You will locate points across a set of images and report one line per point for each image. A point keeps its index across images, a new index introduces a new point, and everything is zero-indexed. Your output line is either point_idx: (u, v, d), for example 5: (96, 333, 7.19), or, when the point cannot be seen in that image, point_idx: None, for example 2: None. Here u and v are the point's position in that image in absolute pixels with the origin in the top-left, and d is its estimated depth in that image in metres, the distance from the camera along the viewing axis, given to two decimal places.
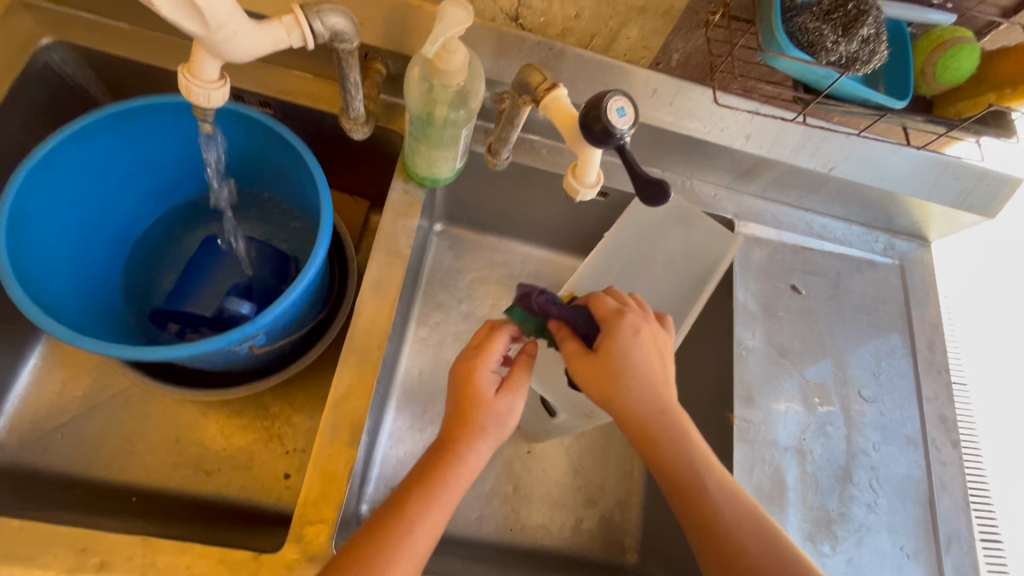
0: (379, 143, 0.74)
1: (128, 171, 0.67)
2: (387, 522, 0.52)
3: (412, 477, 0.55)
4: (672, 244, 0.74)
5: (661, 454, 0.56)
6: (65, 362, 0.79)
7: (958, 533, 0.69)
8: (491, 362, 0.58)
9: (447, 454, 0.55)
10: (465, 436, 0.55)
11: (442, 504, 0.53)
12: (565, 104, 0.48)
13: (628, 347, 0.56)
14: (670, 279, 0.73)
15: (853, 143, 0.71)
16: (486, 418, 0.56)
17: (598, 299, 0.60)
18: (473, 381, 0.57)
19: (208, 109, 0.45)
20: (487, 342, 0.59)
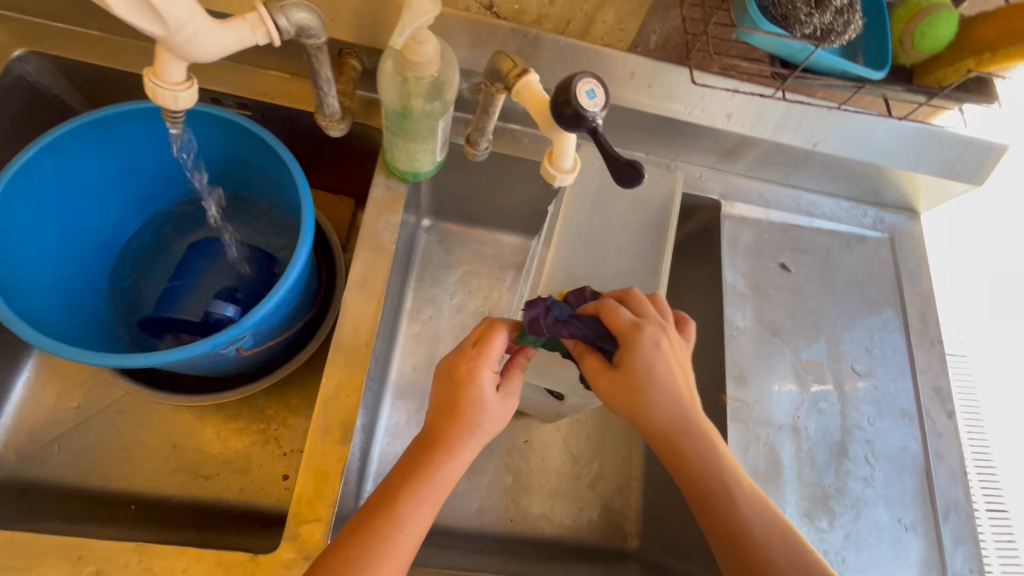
0: (360, 140, 0.74)
1: (109, 179, 0.67)
2: (379, 518, 0.51)
3: (396, 474, 0.54)
4: (622, 209, 0.70)
5: (689, 467, 0.54)
6: (57, 374, 0.78)
7: (955, 503, 0.69)
8: (490, 362, 0.56)
9: (434, 449, 0.54)
10: (455, 432, 0.54)
11: (431, 499, 0.53)
12: (537, 90, 0.48)
13: (652, 364, 0.53)
14: (633, 239, 0.68)
15: (836, 116, 0.71)
16: (482, 416, 0.55)
17: (614, 310, 0.53)
18: (472, 383, 0.55)
19: (177, 111, 0.44)
20: (488, 342, 0.56)
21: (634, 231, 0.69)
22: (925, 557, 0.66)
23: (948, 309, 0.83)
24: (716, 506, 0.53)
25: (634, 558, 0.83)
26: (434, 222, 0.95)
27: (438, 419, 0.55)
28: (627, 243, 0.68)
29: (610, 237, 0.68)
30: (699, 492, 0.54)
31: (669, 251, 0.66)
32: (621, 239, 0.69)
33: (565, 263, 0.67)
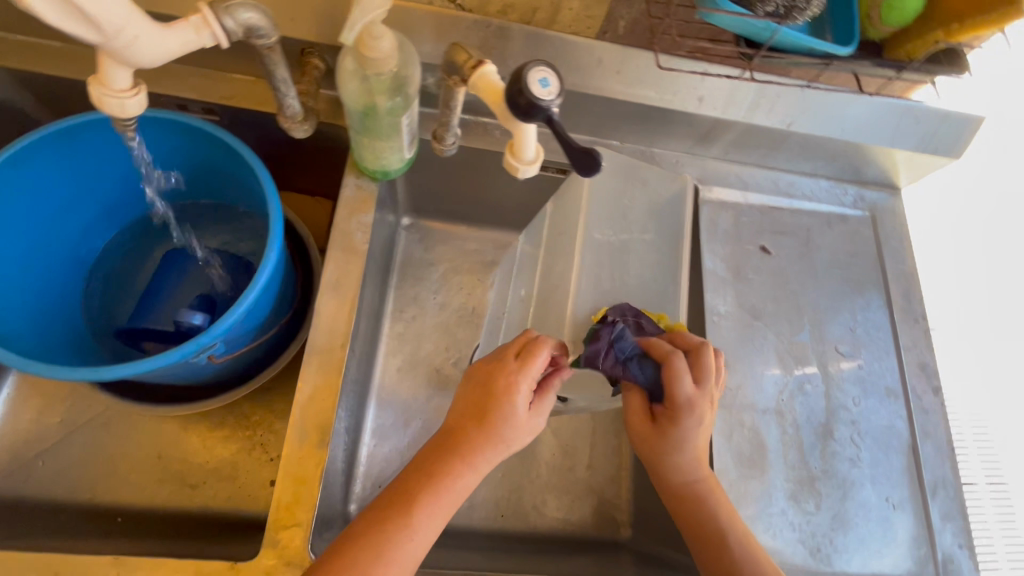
0: (329, 140, 0.73)
1: (77, 192, 0.66)
2: (392, 522, 0.51)
3: (411, 482, 0.54)
4: (638, 219, 0.71)
5: (691, 511, 0.59)
6: (39, 390, 0.78)
7: (943, 480, 0.69)
8: (529, 380, 0.55)
9: (452, 456, 0.54)
10: (482, 445, 0.54)
11: (443, 512, 0.53)
12: (494, 80, 0.47)
13: (688, 431, 0.58)
14: (653, 250, 0.69)
15: (808, 95, 0.69)
16: (510, 434, 0.55)
17: (676, 378, 0.55)
18: (507, 399, 0.54)
19: (127, 118, 0.44)
20: (532, 357, 0.55)
21: (650, 244, 0.70)
22: (915, 535, 0.66)
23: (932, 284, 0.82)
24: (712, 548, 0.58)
25: (626, 547, 0.83)
26: (415, 220, 0.94)
27: (462, 427, 0.55)
28: (642, 256, 0.69)
29: (628, 251, 0.69)
30: (695, 531, 0.59)
31: (689, 260, 0.67)
32: (637, 252, 0.69)
33: (591, 279, 0.67)
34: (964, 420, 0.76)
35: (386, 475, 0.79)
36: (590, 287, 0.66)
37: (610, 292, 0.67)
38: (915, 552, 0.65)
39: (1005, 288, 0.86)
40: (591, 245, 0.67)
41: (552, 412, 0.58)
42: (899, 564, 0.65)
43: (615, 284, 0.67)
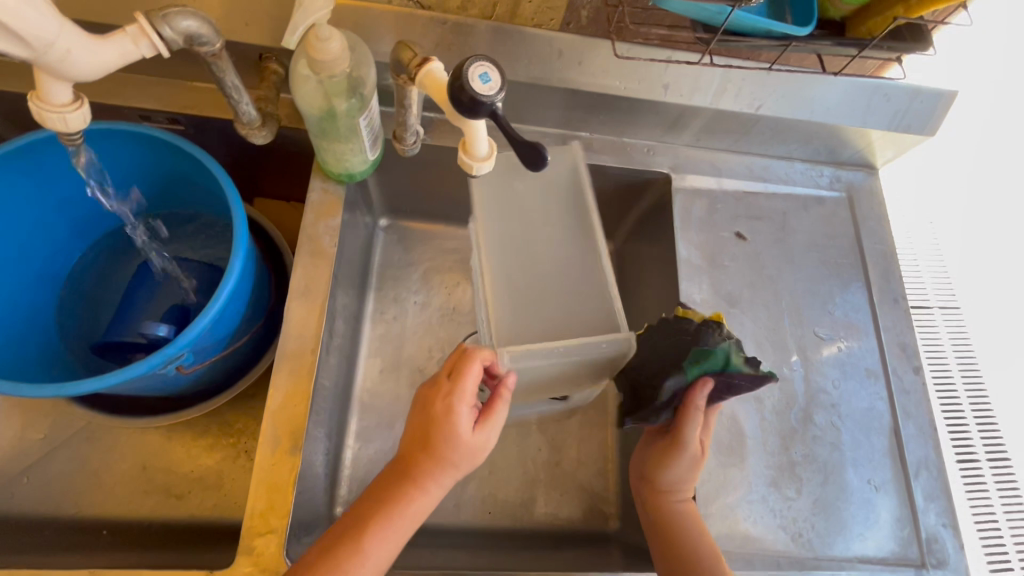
0: (295, 144, 0.72)
1: (44, 210, 0.65)
2: (346, 545, 0.52)
3: (367, 505, 0.55)
4: (536, 208, 0.71)
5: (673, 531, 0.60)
6: (21, 407, 0.78)
7: (926, 460, 0.69)
8: (466, 398, 0.55)
9: (406, 480, 0.55)
10: (429, 468, 0.54)
11: (400, 532, 0.54)
12: (440, 77, 0.48)
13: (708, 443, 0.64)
14: (562, 227, 0.69)
15: (774, 76, 0.69)
16: (455, 454, 0.55)
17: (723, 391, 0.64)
18: (447, 420, 0.54)
19: (72, 132, 0.44)
20: (462, 375, 0.55)
21: (555, 227, 0.70)
22: (898, 516, 0.66)
23: (912, 262, 0.82)
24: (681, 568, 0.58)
25: (616, 540, 0.79)
26: (392, 221, 0.91)
27: (412, 450, 0.55)
28: (551, 242, 0.69)
29: (536, 241, 0.69)
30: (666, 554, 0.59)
31: (598, 214, 0.67)
32: (544, 239, 0.69)
33: (504, 279, 0.66)
34: (966, 397, 0.74)
35: (372, 474, 0.75)
36: (506, 287, 0.65)
37: (529, 286, 0.66)
38: (898, 533, 0.65)
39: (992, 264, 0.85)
40: (494, 248, 0.67)
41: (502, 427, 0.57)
42: (882, 546, 0.64)
43: (532, 277, 0.67)
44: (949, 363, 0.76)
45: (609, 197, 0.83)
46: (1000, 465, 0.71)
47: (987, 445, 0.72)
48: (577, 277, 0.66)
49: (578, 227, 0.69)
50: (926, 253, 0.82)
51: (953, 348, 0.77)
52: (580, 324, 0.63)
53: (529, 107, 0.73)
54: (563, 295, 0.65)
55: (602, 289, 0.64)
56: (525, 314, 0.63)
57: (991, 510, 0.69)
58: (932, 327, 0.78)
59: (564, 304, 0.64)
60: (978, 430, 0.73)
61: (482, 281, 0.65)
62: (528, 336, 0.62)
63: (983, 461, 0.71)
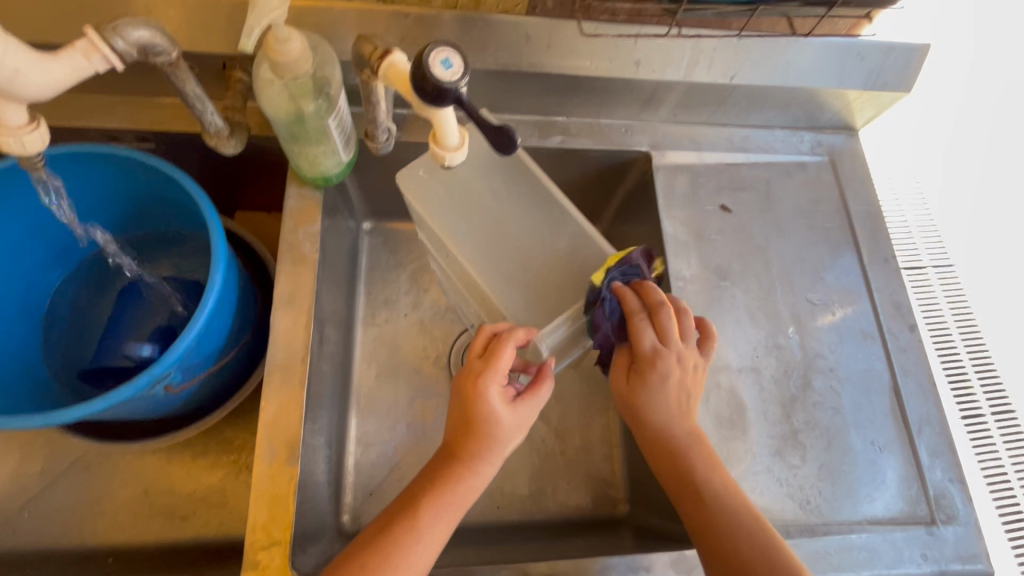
0: (268, 152, 0.71)
1: (19, 241, 0.64)
2: (400, 531, 0.52)
3: (417, 490, 0.55)
4: (483, 190, 0.68)
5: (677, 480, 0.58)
6: (14, 443, 0.77)
7: (928, 416, 0.68)
8: (497, 377, 0.55)
9: (457, 463, 0.55)
10: (472, 451, 0.55)
11: (450, 513, 0.55)
12: (403, 68, 0.47)
13: (655, 386, 0.58)
14: (516, 196, 0.67)
15: (745, 44, 0.68)
16: (500, 432, 0.55)
17: (639, 331, 0.57)
18: (483, 400, 0.54)
19: (31, 155, 0.43)
20: (495, 355, 0.54)
21: (510, 201, 0.67)
22: (904, 474, 0.66)
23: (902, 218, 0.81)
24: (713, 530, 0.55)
25: (627, 524, 0.78)
26: (375, 223, 0.89)
27: (455, 434, 0.56)
28: (512, 216, 0.67)
29: (498, 219, 0.66)
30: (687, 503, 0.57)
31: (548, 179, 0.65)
32: (507, 218, 0.67)
33: (489, 266, 0.64)
34: (965, 353, 0.74)
35: (376, 478, 0.75)
36: (498, 277, 0.63)
37: (517, 269, 0.64)
38: (906, 492, 0.65)
39: (986, 212, 0.84)
40: (462, 231, 0.65)
41: (540, 406, 0.57)
42: (891, 506, 0.64)
43: (511, 255, 0.64)
44: (945, 315, 0.76)
45: (591, 180, 0.82)
46: (1003, 412, 0.71)
47: (988, 394, 0.72)
48: (552, 239, 0.65)
49: (530, 193, 0.67)
50: (918, 214, 0.82)
51: (949, 306, 0.77)
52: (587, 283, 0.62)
53: (502, 95, 0.72)
54: (551, 263, 0.64)
55: (579, 239, 0.64)
56: (538, 299, 0.62)
57: (996, 452, 0.69)
58: (931, 283, 0.77)
59: (559, 269, 0.63)
60: (978, 381, 0.73)
61: (483, 286, 0.63)
62: (550, 315, 0.61)
63: (985, 409, 0.71)
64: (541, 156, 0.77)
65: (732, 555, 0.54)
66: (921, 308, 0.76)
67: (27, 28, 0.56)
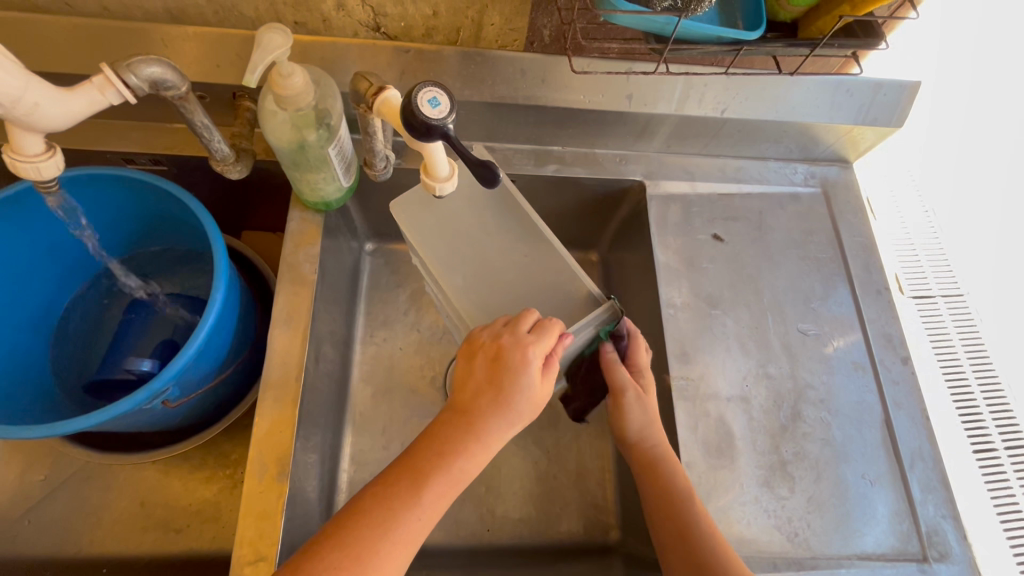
0: (274, 176, 0.74)
1: (33, 257, 0.67)
2: (402, 502, 0.50)
3: (423, 462, 0.52)
4: (472, 219, 0.70)
5: (658, 497, 0.60)
6: (20, 451, 0.79)
7: (920, 450, 0.68)
8: (543, 348, 0.55)
9: (469, 436, 0.53)
10: (494, 418, 0.53)
11: (446, 494, 0.52)
12: (396, 103, 0.50)
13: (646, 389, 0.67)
14: (502, 227, 0.69)
15: (735, 80, 0.70)
16: (524, 404, 0.54)
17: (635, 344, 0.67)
18: (525, 369, 0.54)
19: (45, 180, 0.46)
20: (547, 327, 0.56)
21: (498, 232, 0.69)
22: (896, 509, 0.65)
23: (909, 240, 0.85)
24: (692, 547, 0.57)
25: (617, 552, 0.78)
26: (378, 244, 0.91)
27: (477, 400, 0.54)
28: (498, 246, 0.69)
29: (484, 250, 0.69)
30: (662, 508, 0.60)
31: (533, 213, 0.66)
32: (494, 252, 0.68)
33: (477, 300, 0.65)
34: (972, 375, 0.76)
35: None
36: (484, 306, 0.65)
37: (503, 299, 0.65)
38: (897, 528, 0.64)
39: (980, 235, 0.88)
40: (448, 265, 0.67)
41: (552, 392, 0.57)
42: (882, 541, 0.63)
43: (498, 288, 0.66)
44: (957, 351, 0.77)
45: (587, 207, 0.84)
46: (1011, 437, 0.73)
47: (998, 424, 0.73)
48: (537, 270, 0.67)
49: (517, 227, 0.69)
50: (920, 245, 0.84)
51: (956, 326, 0.79)
52: (569, 313, 0.64)
53: (499, 125, 0.75)
54: (536, 295, 0.65)
55: (563, 271, 0.65)
56: None
57: (1005, 474, 0.71)
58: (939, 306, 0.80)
59: (542, 299, 0.65)
60: (993, 421, 0.73)
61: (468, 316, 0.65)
62: None
63: (1002, 452, 0.71)
64: (537, 183, 0.79)
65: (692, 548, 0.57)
66: (929, 333, 0.78)
67: (54, 63, 0.61)
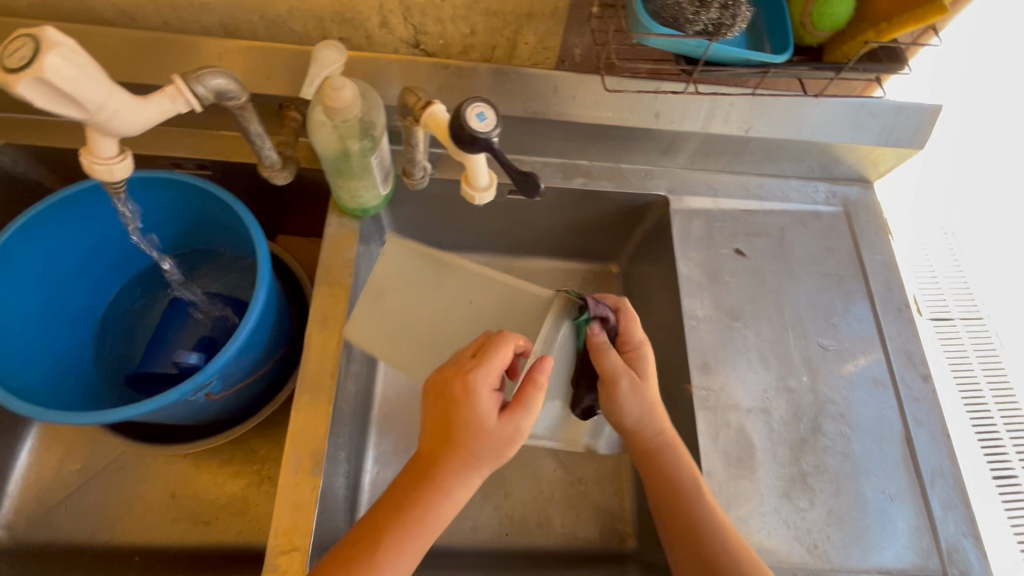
0: (312, 183, 0.78)
1: (86, 250, 0.71)
2: (388, 530, 0.53)
3: (398, 495, 0.54)
4: (404, 295, 0.70)
5: (664, 486, 0.62)
6: (59, 440, 0.82)
7: (940, 468, 0.68)
8: (489, 376, 0.54)
9: (433, 474, 0.53)
10: (449, 457, 0.53)
11: (428, 525, 0.53)
12: (442, 118, 0.53)
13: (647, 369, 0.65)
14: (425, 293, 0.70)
15: (760, 101, 0.73)
16: (477, 443, 0.53)
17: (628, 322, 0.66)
18: (469, 402, 0.53)
19: (116, 181, 0.50)
20: (488, 354, 0.55)
21: (431, 301, 0.70)
22: (916, 525, 0.65)
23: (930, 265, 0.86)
24: (706, 554, 0.58)
25: (634, 560, 0.79)
26: None
27: (436, 442, 0.54)
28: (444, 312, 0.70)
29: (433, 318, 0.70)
30: (667, 500, 0.61)
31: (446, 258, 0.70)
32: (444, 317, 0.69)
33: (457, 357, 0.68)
34: (990, 396, 0.77)
35: None
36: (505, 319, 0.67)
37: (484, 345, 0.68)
38: (917, 544, 0.64)
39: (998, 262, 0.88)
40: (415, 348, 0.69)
41: (524, 422, 0.54)
42: (901, 556, 0.64)
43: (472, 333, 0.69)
44: (974, 372, 0.78)
45: (611, 219, 0.86)
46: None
47: (1014, 440, 0.75)
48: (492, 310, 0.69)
49: (446, 283, 0.70)
50: (940, 266, 0.86)
51: (973, 345, 0.80)
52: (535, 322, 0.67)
53: (530, 139, 0.78)
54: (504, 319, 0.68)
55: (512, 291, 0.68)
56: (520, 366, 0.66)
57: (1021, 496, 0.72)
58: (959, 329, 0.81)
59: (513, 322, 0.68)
60: (1011, 442, 0.75)
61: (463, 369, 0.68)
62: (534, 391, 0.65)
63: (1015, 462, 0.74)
64: (563, 196, 0.82)
65: (701, 541, 0.58)
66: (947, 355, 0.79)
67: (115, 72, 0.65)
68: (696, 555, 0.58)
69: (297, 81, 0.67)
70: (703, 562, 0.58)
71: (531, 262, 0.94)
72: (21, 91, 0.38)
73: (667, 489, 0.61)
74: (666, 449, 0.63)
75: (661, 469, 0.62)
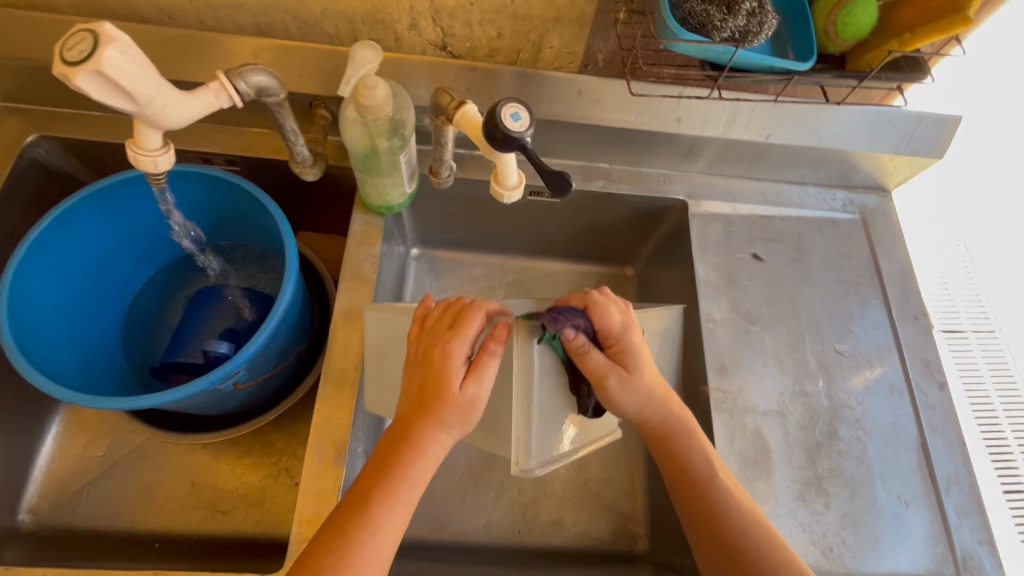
0: (337, 180, 0.79)
1: (117, 240, 0.73)
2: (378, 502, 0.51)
3: (378, 467, 0.53)
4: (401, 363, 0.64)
5: (681, 470, 0.60)
6: (83, 427, 0.84)
7: (956, 475, 0.69)
8: (462, 345, 0.54)
9: (409, 439, 0.53)
10: (423, 423, 0.53)
11: (407, 493, 0.52)
12: (474, 117, 0.55)
13: (637, 357, 0.59)
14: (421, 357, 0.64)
15: (781, 107, 0.74)
16: (446, 407, 0.53)
17: (604, 314, 0.59)
18: (442, 368, 0.53)
19: (158, 173, 0.51)
20: (463, 323, 0.55)
21: None
22: (931, 531, 0.66)
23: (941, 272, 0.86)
24: (723, 538, 0.58)
25: (645, 561, 0.79)
26: (423, 250, 0.93)
27: (411, 407, 0.54)
28: None
29: None
30: (683, 484, 0.60)
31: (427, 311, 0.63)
32: None
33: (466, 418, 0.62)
34: (1000, 407, 0.77)
35: None
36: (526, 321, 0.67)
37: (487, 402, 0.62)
38: (932, 549, 0.65)
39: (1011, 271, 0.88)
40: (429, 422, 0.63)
41: (489, 386, 0.54)
42: (916, 562, 0.64)
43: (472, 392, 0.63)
44: (985, 383, 0.78)
45: (629, 222, 0.87)
46: None
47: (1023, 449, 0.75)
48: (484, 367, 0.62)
49: None
50: (956, 275, 0.86)
51: (982, 352, 0.80)
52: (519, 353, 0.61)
53: (553, 141, 0.79)
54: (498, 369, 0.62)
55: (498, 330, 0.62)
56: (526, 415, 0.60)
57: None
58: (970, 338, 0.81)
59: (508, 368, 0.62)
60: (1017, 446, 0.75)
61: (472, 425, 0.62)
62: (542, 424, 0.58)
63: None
64: (582, 198, 0.83)
65: (720, 526, 0.58)
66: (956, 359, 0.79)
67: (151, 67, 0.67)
68: (712, 538, 0.58)
69: (327, 80, 0.69)
70: (721, 546, 0.58)
71: (547, 263, 0.95)
72: (80, 83, 0.40)
73: (683, 474, 0.60)
74: (680, 434, 0.61)
75: (676, 453, 0.61)
